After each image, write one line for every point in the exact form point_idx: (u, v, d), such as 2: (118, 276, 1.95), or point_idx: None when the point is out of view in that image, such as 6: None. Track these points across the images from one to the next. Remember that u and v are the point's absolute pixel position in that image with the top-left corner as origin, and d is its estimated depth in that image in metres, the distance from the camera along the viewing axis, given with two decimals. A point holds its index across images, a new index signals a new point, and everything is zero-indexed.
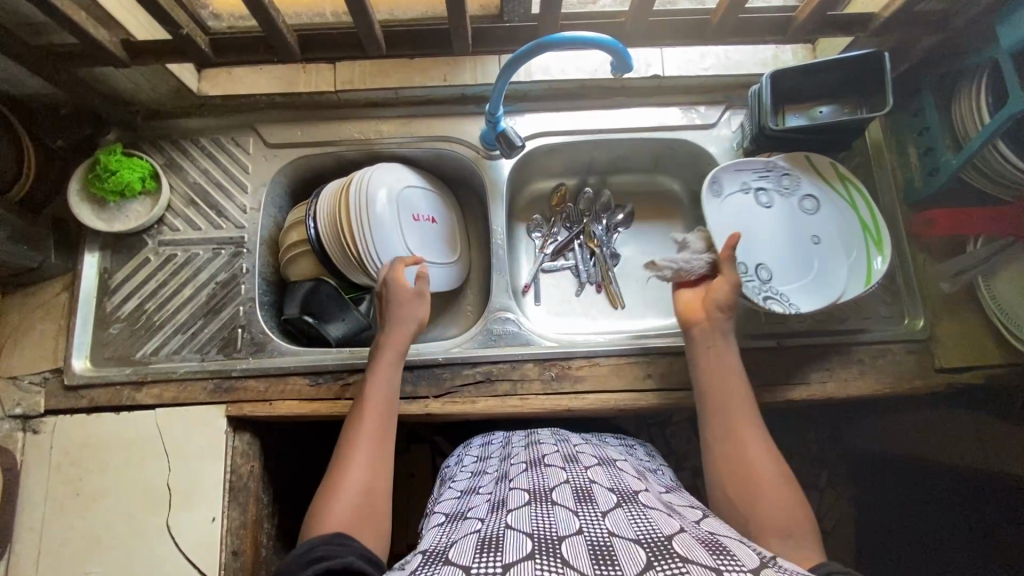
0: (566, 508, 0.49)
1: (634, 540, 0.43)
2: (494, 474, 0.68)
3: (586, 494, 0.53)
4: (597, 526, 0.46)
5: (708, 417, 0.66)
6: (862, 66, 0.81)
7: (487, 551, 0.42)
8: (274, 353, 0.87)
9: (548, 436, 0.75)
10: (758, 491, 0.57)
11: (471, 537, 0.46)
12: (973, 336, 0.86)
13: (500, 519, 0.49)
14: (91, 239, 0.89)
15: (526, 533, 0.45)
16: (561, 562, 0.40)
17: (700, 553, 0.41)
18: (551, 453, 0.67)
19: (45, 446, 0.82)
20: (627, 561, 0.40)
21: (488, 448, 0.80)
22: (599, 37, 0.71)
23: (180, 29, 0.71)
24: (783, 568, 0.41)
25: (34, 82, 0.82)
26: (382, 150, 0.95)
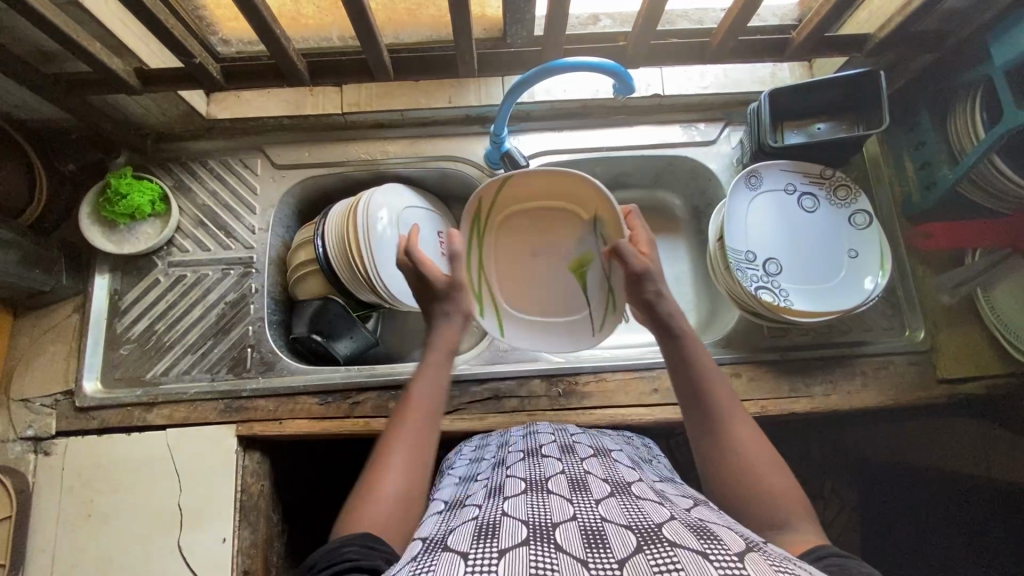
0: (560, 499, 0.50)
1: (625, 526, 0.43)
2: (492, 461, 0.69)
3: (581, 484, 0.53)
4: (591, 514, 0.46)
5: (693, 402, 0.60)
6: (857, 85, 0.82)
7: (484, 536, 0.43)
8: (284, 372, 0.88)
9: (546, 427, 0.76)
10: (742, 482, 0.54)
11: (468, 524, 0.47)
12: (973, 347, 0.87)
13: (497, 507, 0.50)
14: (101, 262, 0.90)
15: (521, 521, 0.45)
16: (553, 546, 0.41)
17: (688, 538, 0.40)
18: (548, 444, 0.68)
19: (56, 467, 0.83)
20: (618, 545, 0.40)
21: (486, 437, 0.80)
22: (602, 62, 0.73)
23: (193, 57, 0.73)
24: (770, 552, 0.40)
25: (47, 109, 0.83)
26: (388, 170, 0.96)
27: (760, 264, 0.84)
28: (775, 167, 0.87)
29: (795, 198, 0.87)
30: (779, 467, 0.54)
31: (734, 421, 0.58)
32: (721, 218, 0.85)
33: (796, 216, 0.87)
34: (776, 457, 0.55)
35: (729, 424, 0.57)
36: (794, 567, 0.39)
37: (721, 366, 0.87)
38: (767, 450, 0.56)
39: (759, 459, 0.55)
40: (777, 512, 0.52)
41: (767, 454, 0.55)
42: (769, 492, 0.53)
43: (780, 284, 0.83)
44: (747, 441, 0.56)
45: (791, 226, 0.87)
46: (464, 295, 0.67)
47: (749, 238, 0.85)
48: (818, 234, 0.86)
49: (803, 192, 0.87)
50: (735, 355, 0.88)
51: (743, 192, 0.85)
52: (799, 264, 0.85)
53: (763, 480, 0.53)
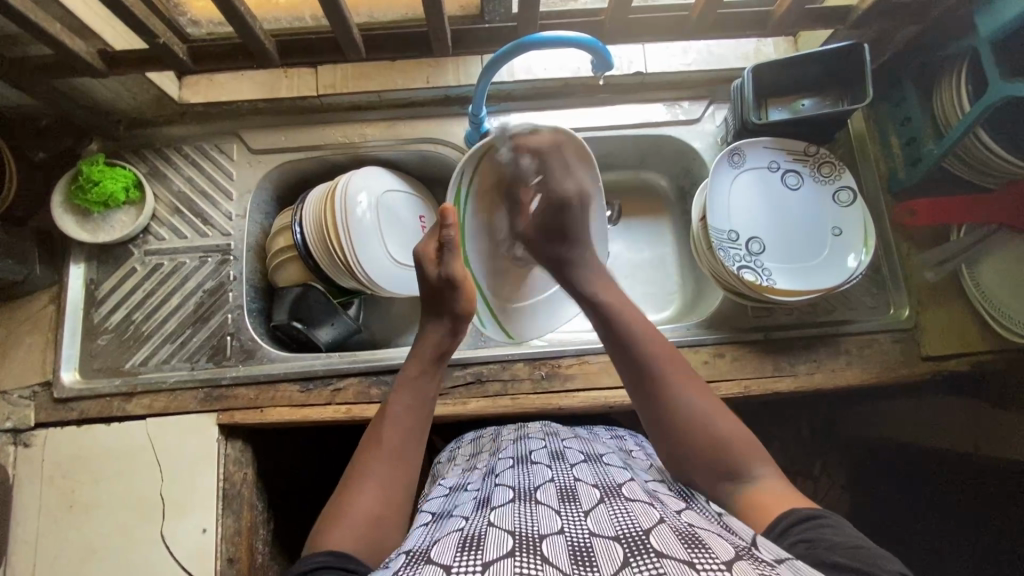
0: (548, 509, 0.49)
1: (613, 538, 0.42)
2: (482, 469, 0.70)
3: (570, 494, 0.52)
4: (578, 528, 0.45)
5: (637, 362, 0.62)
6: (840, 58, 0.81)
7: (467, 549, 0.43)
8: (264, 360, 0.87)
9: (537, 430, 0.76)
10: (707, 440, 0.55)
11: (453, 536, 0.47)
12: (957, 324, 0.87)
13: (484, 518, 0.49)
14: (76, 251, 0.89)
15: (507, 532, 0.45)
16: (539, 558, 0.40)
17: (676, 548, 0.40)
18: (538, 450, 0.68)
19: (36, 458, 0.82)
20: (605, 559, 0.40)
21: (480, 442, 0.81)
22: (578, 37, 0.71)
23: (156, 37, 0.71)
24: (761, 560, 0.40)
25: (13, 94, 0.81)
26: (366, 153, 0.95)
27: (742, 243, 0.83)
28: (758, 144, 0.85)
29: (778, 176, 0.86)
30: (727, 417, 0.57)
31: (677, 381, 0.60)
32: (703, 197, 0.84)
33: (780, 195, 0.86)
34: (718, 401, 0.58)
35: (664, 380, 0.60)
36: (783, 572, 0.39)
37: (704, 346, 0.87)
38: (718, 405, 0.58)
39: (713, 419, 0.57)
40: (745, 464, 0.54)
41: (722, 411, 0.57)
42: (728, 443, 0.55)
43: (762, 264, 0.83)
44: (702, 404, 0.58)
45: (775, 205, 0.86)
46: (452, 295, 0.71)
47: (732, 216, 0.84)
48: (802, 213, 0.85)
49: (787, 169, 0.86)
50: (719, 336, 0.87)
51: (726, 170, 0.84)
52: (782, 243, 0.84)
53: (727, 442, 0.55)
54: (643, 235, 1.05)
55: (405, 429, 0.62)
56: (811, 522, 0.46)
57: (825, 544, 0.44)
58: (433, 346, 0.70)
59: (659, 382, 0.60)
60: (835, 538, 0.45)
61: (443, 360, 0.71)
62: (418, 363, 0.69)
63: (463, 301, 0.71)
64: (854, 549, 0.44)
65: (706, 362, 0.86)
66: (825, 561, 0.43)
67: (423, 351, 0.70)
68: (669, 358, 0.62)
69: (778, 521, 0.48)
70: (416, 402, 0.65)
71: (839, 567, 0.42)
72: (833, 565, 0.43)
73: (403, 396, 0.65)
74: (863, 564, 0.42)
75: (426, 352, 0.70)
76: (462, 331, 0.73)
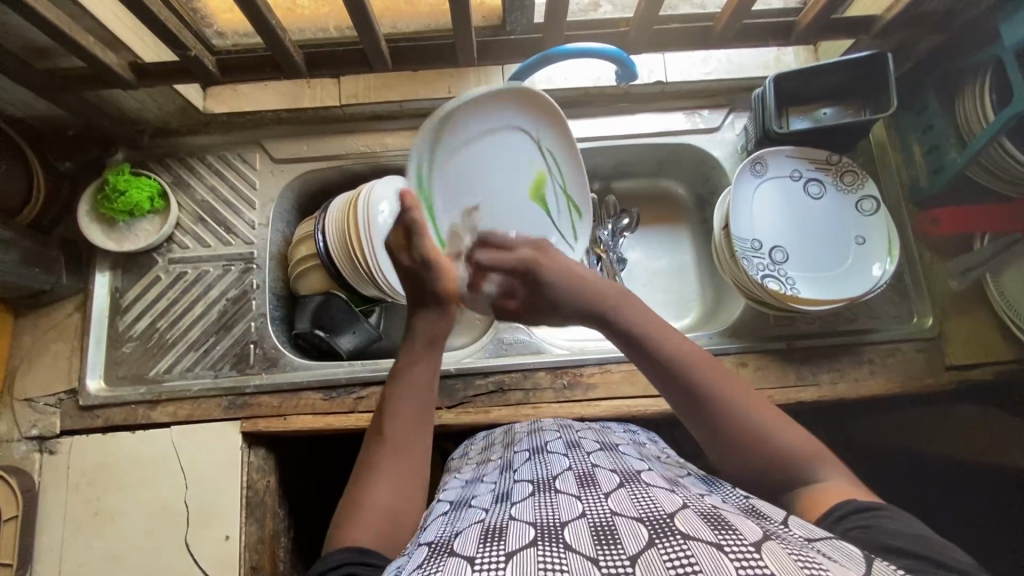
0: (569, 496, 0.49)
1: (637, 519, 0.42)
2: (498, 462, 0.70)
3: (590, 479, 0.53)
4: (600, 509, 0.45)
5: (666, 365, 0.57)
6: (863, 68, 0.81)
7: (490, 540, 0.42)
8: (287, 367, 0.87)
9: (551, 424, 0.76)
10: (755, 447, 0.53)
11: (474, 528, 0.47)
12: (982, 333, 0.86)
13: (504, 511, 0.49)
14: (101, 260, 0.90)
15: (529, 523, 0.44)
16: (562, 546, 0.40)
17: (702, 529, 0.39)
18: (554, 441, 0.68)
19: (62, 466, 0.82)
20: (629, 539, 0.40)
21: (493, 435, 0.81)
22: (603, 48, 0.72)
23: (187, 50, 0.72)
24: (789, 542, 0.39)
25: (42, 105, 0.82)
26: (388, 162, 0.95)
27: (766, 252, 0.83)
28: (780, 153, 0.85)
29: (800, 183, 0.86)
30: (769, 408, 0.55)
31: (719, 383, 0.56)
32: (725, 205, 0.84)
33: (802, 203, 0.86)
34: (762, 399, 0.56)
35: (702, 382, 0.56)
36: (818, 558, 0.37)
37: (727, 355, 0.87)
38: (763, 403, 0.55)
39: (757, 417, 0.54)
40: (799, 462, 0.53)
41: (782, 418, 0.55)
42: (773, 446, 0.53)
43: (785, 272, 0.82)
44: (751, 403, 0.55)
45: (797, 212, 0.86)
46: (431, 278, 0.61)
47: (754, 226, 0.84)
48: (824, 222, 0.85)
49: (809, 178, 0.86)
50: (741, 344, 0.87)
51: (748, 179, 0.84)
52: (804, 252, 0.84)
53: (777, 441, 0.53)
54: (661, 243, 1.05)
55: (404, 430, 0.58)
56: (867, 512, 0.46)
57: (885, 530, 0.44)
58: (425, 335, 0.62)
59: (694, 386, 0.56)
60: (896, 527, 0.45)
61: (440, 344, 0.63)
62: (410, 350, 0.62)
63: (444, 282, 0.61)
64: (917, 537, 0.44)
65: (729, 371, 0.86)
66: (887, 548, 0.43)
67: (415, 341, 0.63)
68: (713, 364, 0.57)
69: (835, 511, 0.48)
70: (420, 389, 0.60)
71: (901, 552, 0.42)
72: (898, 552, 0.42)
73: (399, 384, 0.61)
74: (932, 553, 0.42)
75: (418, 339, 0.63)
76: (455, 311, 0.64)
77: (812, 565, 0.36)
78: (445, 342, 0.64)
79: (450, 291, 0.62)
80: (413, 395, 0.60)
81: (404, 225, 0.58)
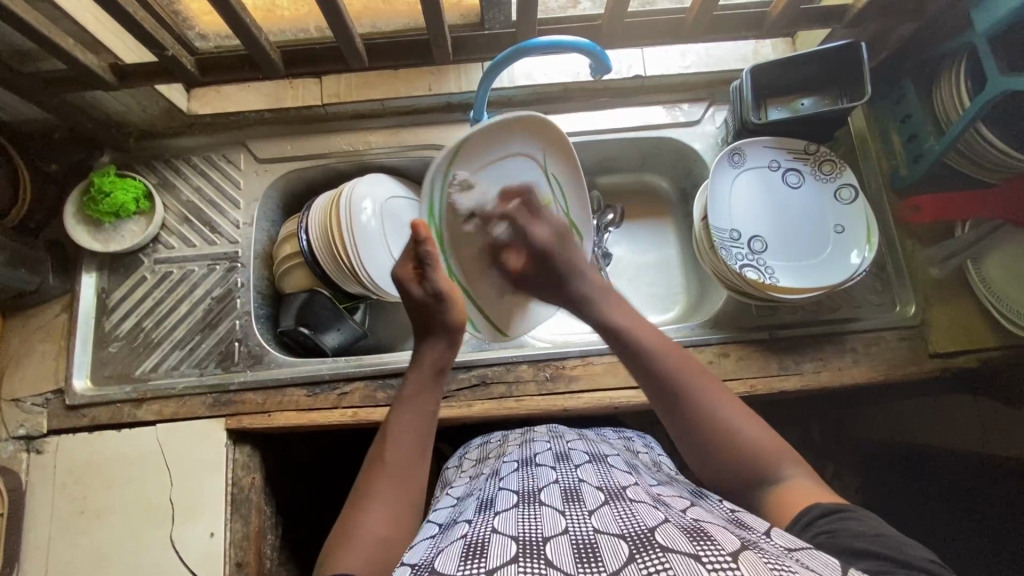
0: (552, 510, 0.49)
1: (619, 535, 0.42)
2: (488, 473, 0.70)
3: (575, 494, 0.52)
4: (583, 526, 0.45)
5: (648, 367, 0.60)
6: (838, 57, 0.81)
7: (471, 556, 0.42)
8: (271, 365, 0.88)
9: (543, 434, 0.76)
10: (744, 454, 0.53)
11: (457, 544, 0.46)
12: (965, 320, 0.86)
13: (487, 523, 0.49)
14: (88, 261, 0.91)
15: (511, 536, 0.44)
16: (544, 563, 0.40)
17: (681, 541, 0.40)
18: (543, 452, 0.68)
19: (48, 465, 0.83)
20: (611, 557, 0.39)
21: (486, 447, 0.81)
22: (576, 40, 0.72)
23: (165, 50, 0.73)
24: (767, 551, 0.39)
25: (26, 108, 0.83)
26: (371, 160, 0.96)
27: (745, 242, 0.83)
28: (758, 143, 0.86)
29: (778, 174, 0.86)
30: (757, 419, 0.55)
31: (695, 381, 0.57)
32: (704, 197, 0.85)
33: (781, 193, 0.86)
34: (746, 406, 0.56)
35: (689, 392, 0.56)
36: (791, 564, 0.38)
37: (709, 346, 0.87)
38: (729, 400, 0.56)
39: (728, 412, 0.55)
40: (772, 462, 0.52)
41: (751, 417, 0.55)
42: (756, 453, 0.53)
43: (765, 263, 0.83)
44: (714, 395, 0.56)
45: (776, 203, 0.86)
46: (437, 309, 0.66)
47: (734, 216, 0.84)
48: (804, 212, 0.85)
49: (788, 168, 0.87)
50: (724, 335, 0.87)
51: (727, 170, 0.85)
52: (785, 242, 0.84)
53: (740, 436, 0.53)
54: (646, 237, 1.06)
55: (401, 459, 0.58)
56: (834, 515, 0.46)
57: (849, 533, 0.44)
58: (430, 363, 0.66)
59: (671, 385, 0.57)
60: (858, 528, 0.44)
61: (445, 373, 0.66)
62: (417, 378, 0.64)
63: (452, 313, 0.66)
64: (878, 536, 0.43)
65: (712, 362, 0.86)
66: (850, 551, 0.43)
67: (421, 367, 0.66)
68: (678, 355, 0.60)
69: (803, 516, 0.48)
70: (418, 418, 0.62)
71: (863, 554, 0.42)
72: (861, 554, 0.42)
73: (402, 414, 0.62)
74: (895, 554, 0.42)
75: (424, 367, 0.65)
76: (460, 343, 0.68)
77: (787, 571, 0.36)
78: (450, 369, 0.67)
79: (456, 325, 0.66)
80: (415, 422, 0.62)
81: (416, 256, 0.66)
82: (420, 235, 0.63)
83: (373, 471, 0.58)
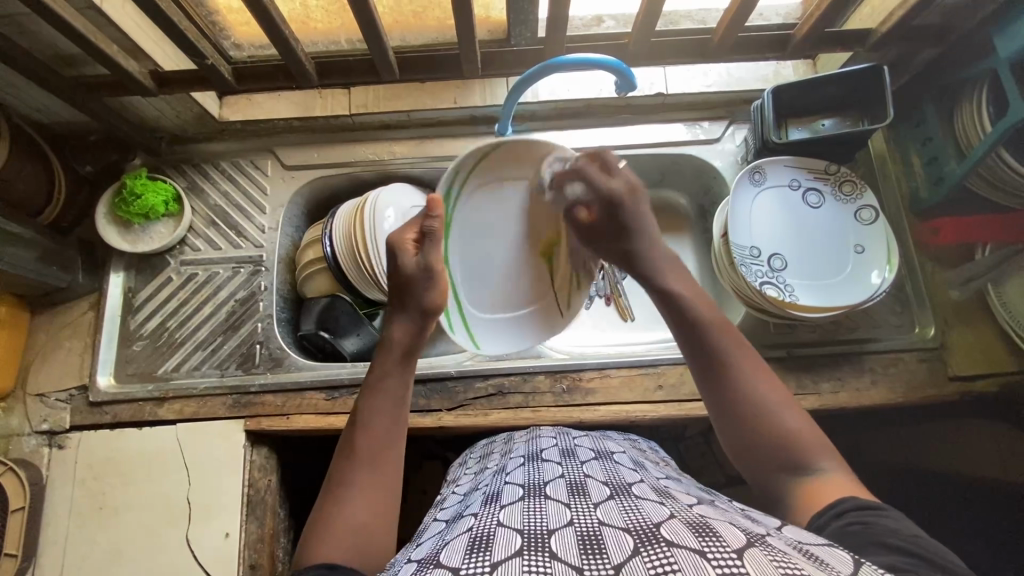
0: (558, 504, 0.49)
1: (623, 529, 0.42)
2: (494, 467, 0.70)
3: (580, 488, 0.52)
4: (588, 518, 0.45)
5: (689, 331, 0.59)
6: (861, 80, 0.82)
7: (476, 550, 0.42)
8: (291, 368, 0.89)
9: (549, 430, 0.77)
10: (777, 436, 0.52)
11: (462, 537, 0.46)
12: (984, 344, 0.86)
13: (492, 516, 0.49)
14: (116, 260, 0.93)
15: (516, 529, 0.44)
16: (548, 556, 0.40)
17: (687, 537, 0.39)
18: (549, 448, 0.68)
19: (69, 460, 0.84)
20: (615, 550, 0.39)
21: (491, 445, 0.81)
22: (603, 58, 0.74)
23: (205, 59, 0.75)
24: (770, 546, 0.39)
25: (65, 110, 0.86)
26: (395, 170, 0.98)
27: (764, 259, 0.84)
28: (779, 162, 0.87)
29: (798, 193, 0.87)
30: (796, 405, 0.54)
31: (738, 355, 0.56)
32: (725, 213, 0.86)
33: (800, 212, 0.87)
34: (789, 393, 0.54)
35: (731, 361, 0.56)
36: (796, 560, 0.37)
37: None
38: (779, 386, 0.55)
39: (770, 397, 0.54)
40: (804, 450, 0.51)
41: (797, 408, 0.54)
42: (796, 440, 0.52)
43: (784, 281, 0.83)
44: (757, 375, 0.55)
45: (796, 222, 0.87)
46: (415, 291, 0.65)
47: (755, 233, 0.85)
48: (824, 231, 0.86)
49: (808, 187, 0.87)
50: None
51: (747, 188, 0.86)
52: (804, 260, 0.85)
53: (787, 424, 0.52)
54: None
55: (376, 445, 0.58)
56: (869, 509, 0.45)
57: (882, 528, 0.43)
58: (399, 344, 0.64)
59: (713, 353, 0.56)
60: (891, 525, 0.44)
61: (414, 358, 0.64)
62: (385, 362, 0.63)
63: (433, 295, 0.65)
64: (912, 536, 0.43)
65: None
66: (882, 545, 0.42)
67: (391, 348, 0.64)
68: (735, 338, 0.58)
69: (835, 504, 0.47)
70: (389, 399, 0.61)
71: (896, 550, 0.41)
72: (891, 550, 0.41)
73: (372, 398, 0.61)
74: (926, 553, 0.41)
75: (392, 350, 0.64)
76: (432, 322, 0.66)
77: (793, 567, 0.35)
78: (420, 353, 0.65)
79: (438, 306, 0.65)
80: (386, 406, 0.60)
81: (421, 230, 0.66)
82: (433, 210, 0.64)
83: (348, 455, 0.57)
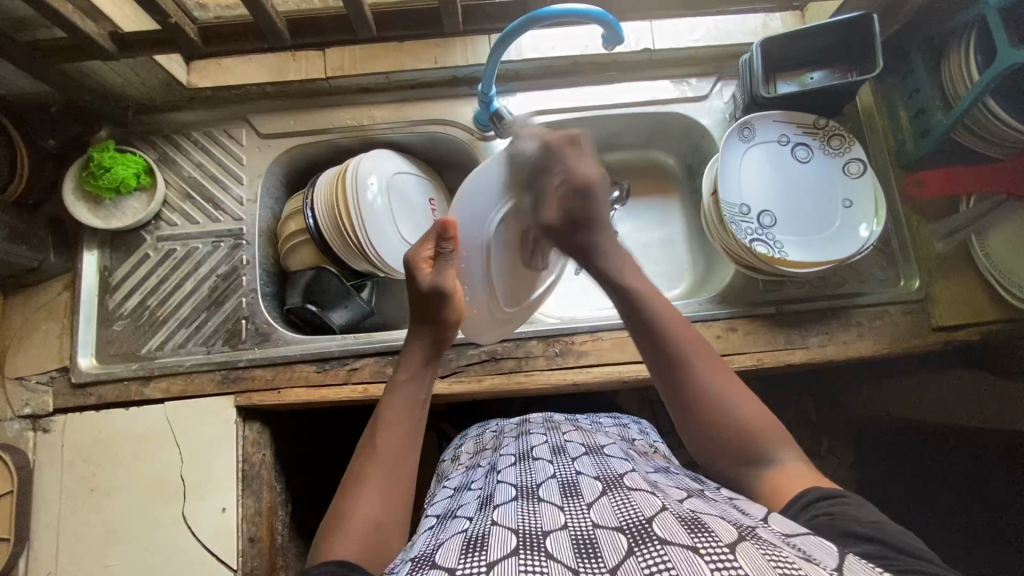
0: (551, 506, 0.49)
1: (616, 528, 0.42)
2: (484, 467, 0.70)
3: (573, 488, 0.53)
4: (582, 521, 0.45)
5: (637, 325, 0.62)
6: (851, 29, 0.81)
7: (472, 550, 0.42)
8: (280, 342, 0.87)
9: (539, 424, 0.77)
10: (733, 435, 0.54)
11: (457, 538, 0.46)
12: (967, 294, 0.87)
13: (487, 518, 0.49)
14: (88, 238, 0.89)
15: (510, 530, 0.45)
16: (544, 555, 0.41)
17: (679, 533, 0.40)
18: (540, 445, 0.68)
19: (56, 443, 0.82)
20: (610, 551, 0.40)
21: (482, 437, 0.82)
22: (589, 9, 0.71)
23: (168, 17, 0.71)
24: (761, 539, 0.39)
25: (21, 80, 0.81)
26: (376, 136, 0.95)
27: (754, 217, 0.84)
28: (767, 117, 0.85)
29: (786, 148, 0.86)
30: (749, 401, 0.55)
31: (682, 342, 0.59)
32: (715, 171, 0.85)
33: (790, 168, 0.86)
34: (745, 390, 0.56)
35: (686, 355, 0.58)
36: (788, 553, 0.38)
37: (717, 321, 0.87)
38: (732, 378, 0.57)
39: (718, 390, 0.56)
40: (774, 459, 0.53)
41: (743, 389, 0.56)
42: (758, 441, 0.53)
43: (774, 237, 0.83)
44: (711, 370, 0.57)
45: (785, 178, 0.86)
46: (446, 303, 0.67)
47: (745, 190, 0.85)
48: (815, 185, 0.86)
49: (797, 142, 0.87)
50: (731, 310, 0.88)
51: (737, 144, 0.85)
52: (793, 216, 0.85)
53: (727, 412, 0.54)
54: (653, 215, 1.06)
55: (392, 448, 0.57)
56: (833, 499, 0.46)
57: (847, 516, 0.45)
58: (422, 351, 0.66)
59: (660, 341, 0.59)
60: (857, 513, 0.45)
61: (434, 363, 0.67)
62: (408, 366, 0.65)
63: (451, 310, 0.67)
64: (877, 522, 0.44)
65: (720, 336, 0.87)
66: (848, 533, 0.43)
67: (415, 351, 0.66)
68: (685, 332, 0.60)
69: (798, 498, 0.48)
70: (408, 406, 0.61)
71: (860, 538, 0.43)
72: (858, 538, 0.43)
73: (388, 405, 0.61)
74: (893, 539, 0.43)
75: (416, 357, 0.66)
76: (449, 339, 0.68)
77: (784, 561, 0.36)
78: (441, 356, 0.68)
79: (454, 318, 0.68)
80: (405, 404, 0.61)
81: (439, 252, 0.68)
82: (448, 232, 0.67)
83: (365, 458, 0.57)
